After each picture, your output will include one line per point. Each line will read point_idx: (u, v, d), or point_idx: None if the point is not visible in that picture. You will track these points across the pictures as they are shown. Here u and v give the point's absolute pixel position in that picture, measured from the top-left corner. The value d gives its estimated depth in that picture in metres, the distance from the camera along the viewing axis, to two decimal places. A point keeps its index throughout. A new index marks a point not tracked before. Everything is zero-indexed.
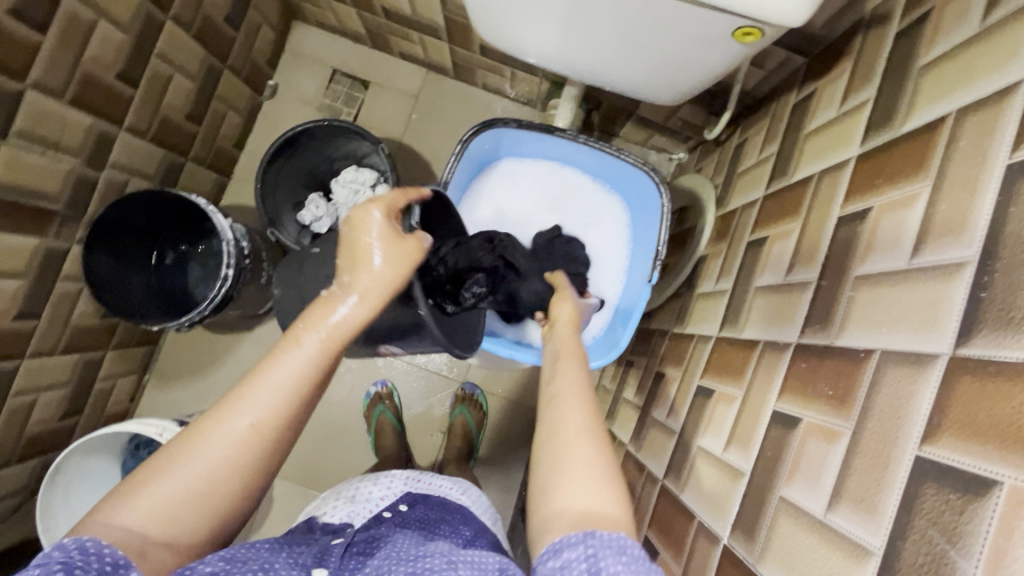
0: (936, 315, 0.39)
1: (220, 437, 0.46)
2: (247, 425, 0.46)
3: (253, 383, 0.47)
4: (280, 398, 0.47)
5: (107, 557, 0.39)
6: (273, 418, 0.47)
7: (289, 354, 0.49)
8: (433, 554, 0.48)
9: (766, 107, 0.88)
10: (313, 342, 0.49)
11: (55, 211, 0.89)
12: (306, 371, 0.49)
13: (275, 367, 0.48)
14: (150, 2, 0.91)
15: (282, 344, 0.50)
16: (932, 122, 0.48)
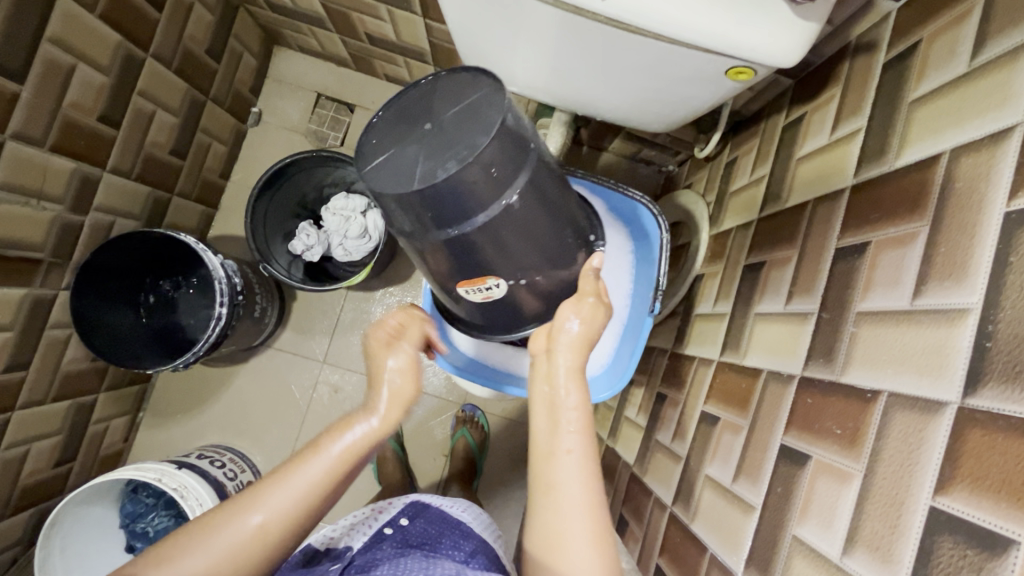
0: (941, 362, 0.40)
1: (229, 536, 0.47)
2: (257, 524, 0.48)
3: (272, 482, 0.50)
4: (291, 502, 0.49)
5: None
6: (282, 524, 0.49)
7: (304, 465, 0.51)
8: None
9: (755, 126, 0.88)
10: (331, 453, 0.52)
11: (41, 260, 0.87)
12: (318, 481, 0.50)
13: (295, 470, 0.50)
14: (129, 41, 0.89)
15: (304, 451, 0.52)
16: (926, 160, 0.49)
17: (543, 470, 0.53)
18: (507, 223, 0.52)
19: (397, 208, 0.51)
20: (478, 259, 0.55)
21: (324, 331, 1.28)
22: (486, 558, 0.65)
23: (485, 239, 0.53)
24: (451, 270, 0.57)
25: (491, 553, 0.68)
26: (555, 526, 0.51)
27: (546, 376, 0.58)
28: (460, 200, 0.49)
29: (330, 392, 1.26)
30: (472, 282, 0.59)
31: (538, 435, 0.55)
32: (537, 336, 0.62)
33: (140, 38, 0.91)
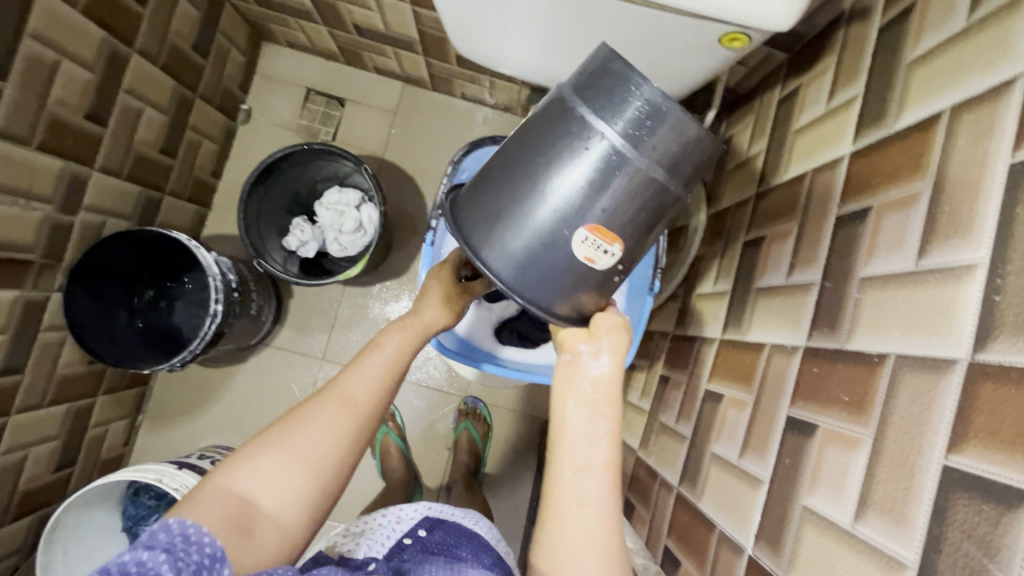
0: (949, 319, 0.39)
1: (324, 422, 0.51)
2: (340, 407, 0.52)
3: (350, 371, 0.54)
4: (372, 384, 0.54)
5: (206, 547, 0.43)
6: (373, 400, 0.54)
7: (373, 356, 0.56)
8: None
9: (749, 104, 0.88)
10: (391, 345, 0.57)
11: (31, 261, 0.85)
12: (389, 367, 0.56)
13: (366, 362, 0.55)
14: (114, 37, 0.88)
15: (366, 348, 0.57)
16: (926, 120, 0.48)
17: (559, 480, 0.49)
18: (668, 203, 0.52)
19: (636, 116, 0.49)
20: (633, 211, 0.51)
21: (322, 327, 1.27)
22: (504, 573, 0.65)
23: (655, 195, 0.51)
24: (595, 191, 0.51)
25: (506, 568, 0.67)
26: (567, 541, 0.48)
27: (581, 380, 0.53)
28: (684, 153, 0.50)
29: None
30: (602, 232, 0.52)
31: (570, 441, 0.51)
32: (572, 333, 0.56)
33: (125, 33, 0.90)
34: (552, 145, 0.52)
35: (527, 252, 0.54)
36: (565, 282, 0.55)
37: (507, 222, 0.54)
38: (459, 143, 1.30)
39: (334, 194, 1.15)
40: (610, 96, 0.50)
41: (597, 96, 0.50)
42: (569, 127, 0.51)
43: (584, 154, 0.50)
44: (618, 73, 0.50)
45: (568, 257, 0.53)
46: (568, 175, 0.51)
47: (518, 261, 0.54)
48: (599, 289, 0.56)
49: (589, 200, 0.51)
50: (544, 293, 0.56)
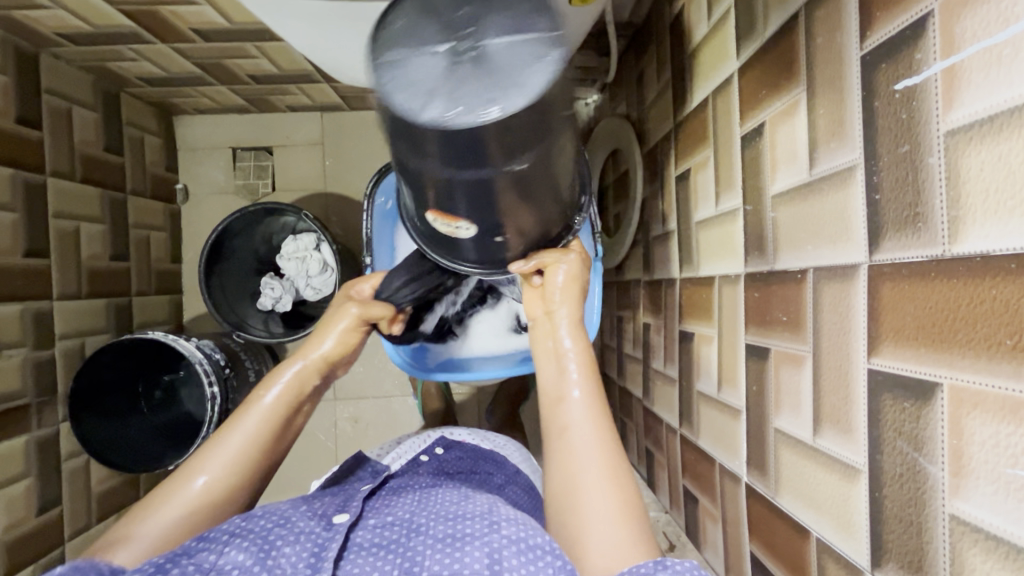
0: (846, 225, 0.39)
1: (178, 498, 0.53)
2: (201, 486, 0.54)
3: (209, 448, 0.57)
4: (230, 459, 0.56)
5: (101, 568, 0.46)
6: (231, 475, 0.56)
7: (246, 416, 0.59)
8: (473, 515, 0.50)
9: (648, 32, 0.85)
10: (262, 410, 0.60)
11: (27, 402, 0.89)
12: (257, 433, 0.59)
13: (232, 430, 0.58)
14: (23, 170, 0.89)
15: (239, 411, 0.60)
16: (788, 23, 0.47)
17: (555, 413, 0.58)
18: (501, 182, 0.51)
19: (436, 124, 0.46)
20: (465, 205, 0.54)
21: None
22: (518, 489, 0.69)
23: (510, 179, 0.52)
24: (449, 203, 0.54)
25: (522, 483, 0.71)
26: (569, 455, 0.54)
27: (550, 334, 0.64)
28: (487, 139, 0.47)
29: (351, 424, 1.26)
30: (442, 215, 0.57)
31: (547, 383, 0.60)
32: (532, 296, 0.68)
33: (33, 163, 0.91)
34: (411, 179, 0.55)
35: (439, 241, 0.64)
36: (485, 253, 0.63)
37: (436, 237, 0.63)
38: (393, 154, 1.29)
39: (290, 244, 1.16)
40: (408, 129, 0.48)
41: (399, 130, 0.49)
42: (405, 169, 0.53)
43: (438, 181, 0.51)
44: (399, 110, 0.46)
45: (441, 235, 0.61)
46: (436, 200, 0.55)
47: (460, 251, 0.64)
48: (509, 245, 0.62)
49: (443, 200, 0.54)
50: (478, 259, 0.65)
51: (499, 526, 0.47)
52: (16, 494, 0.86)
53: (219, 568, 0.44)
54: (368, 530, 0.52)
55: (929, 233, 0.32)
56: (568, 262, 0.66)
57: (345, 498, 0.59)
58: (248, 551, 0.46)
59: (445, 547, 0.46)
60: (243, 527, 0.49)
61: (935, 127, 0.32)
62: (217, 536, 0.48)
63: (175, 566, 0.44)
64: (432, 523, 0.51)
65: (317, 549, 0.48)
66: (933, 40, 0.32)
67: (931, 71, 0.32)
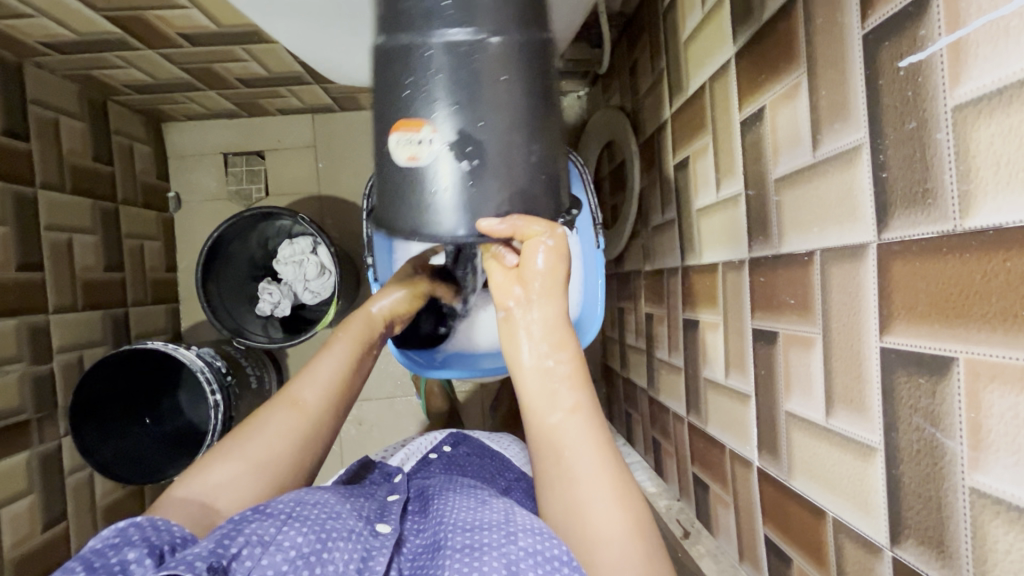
0: (853, 204, 0.39)
1: (275, 423, 0.58)
2: (298, 405, 0.59)
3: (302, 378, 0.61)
4: (321, 388, 0.61)
5: (175, 532, 0.47)
6: (320, 402, 0.60)
7: (327, 355, 0.64)
8: (491, 524, 0.50)
9: (641, 22, 0.85)
10: (341, 345, 0.65)
11: (27, 418, 0.88)
12: (341, 365, 0.63)
13: (317, 367, 0.62)
14: (13, 183, 0.87)
15: (322, 350, 0.64)
16: (784, 6, 0.47)
17: (534, 421, 0.53)
18: (479, 58, 0.51)
19: None
20: (438, 92, 0.51)
21: None
22: (527, 487, 0.69)
23: (486, 57, 0.51)
24: (420, 98, 0.51)
25: (530, 481, 0.70)
26: (568, 478, 0.50)
27: (521, 333, 0.56)
28: (466, 0, 0.50)
29: (356, 426, 1.25)
30: (407, 125, 0.52)
31: (534, 397, 0.54)
32: (506, 291, 0.58)
33: (22, 175, 0.89)
34: (388, 82, 0.53)
35: (400, 199, 0.55)
36: (457, 199, 0.53)
37: (402, 184, 0.54)
38: None
39: (287, 248, 1.14)
40: (393, 8, 0.52)
41: (384, 22, 0.53)
42: (381, 66, 0.53)
43: (412, 59, 0.51)
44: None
45: (401, 167, 0.54)
46: (409, 98, 0.52)
47: (423, 201, 0.54)
48: (479, 184, 0.53)
49: (409, 92, 0.52)
50: (440, 214, 0.53)
51: (515, 537, 0.47)
52: (20, 511, 0.85)
53: (278, 544, 0.45)
54: (406, 556, 0.52)
55: (939, 209, 0.33)
56: (552, 237, 0.54)
57: (380, 504, 0.58)
58: (306, 535, 0.46)
59: (463, 557, 0.46)
60: (299, 510, 0.48)
61: (941, 102, 0.32)
62: (274, 512, 0.47)
63: (240, 536, 0.44)
64: (451, 534, 0.50)
65: (365, 554, 0.48)
66: (938, 16, 0.32)
67: (936, 47, 0.32)
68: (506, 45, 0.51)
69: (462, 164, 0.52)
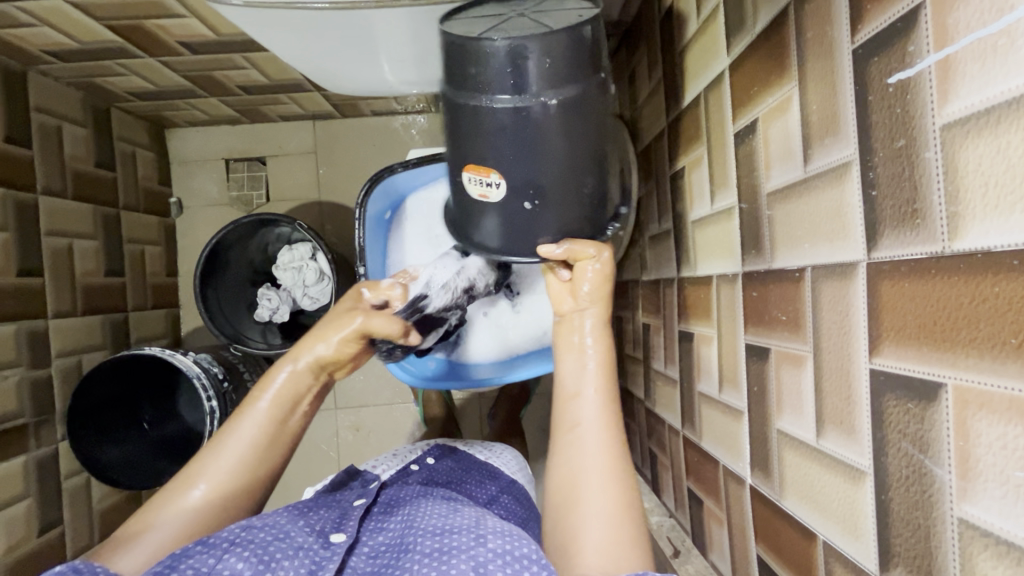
0: (843, 222, 0.38)
1: (176, 509, 0.55)
2: (200, 492, 0.56)
3: (212, 453, 0.58)
4: (232, 465, 0.58)
5: (97, 574, 0.46)
6: (233, 480, 0.57)
7: (242, 420, 0.60)
8: (460, 529, 0.48)
9: (639, 31, 0.85)
10: (262, 409, 0.60)
11: (25, 422, 0.88)
12: (252, 441, 0.59)
13: (229, 437, 0.59)
14: (14, 190, 0.88)
15: (234, 417, 0.60)
16: (776, 18, 0.46)
17: (569, 408, 0.58)
18: (539, 116, 0.53)
19: (484, 49, 0.51)
20: (503, 145, 0.54)
21: None
22: (513, 499, 0.68)
23: (547, 116, 0.53)
24: (484, 148, 0.55)
25: (517, 493, 0.69)
26: (574, 463, 0.54)
27: (575, 332, 0.62)
28: (525, 60, 0.51)
29: (353, 433, 1.25)
30: (477, 169, 0.57)
31: (566, 376, 0.60)
32: (561, 300, 0.64)
33: (23, 182, 0.90)
34: (458, 128, 0.56)
35: (472, 220, 0.62)
36: (519, 232, 0.59)
37: (471, 218, 0.62)
38: (386, 160, 1.28)
39: (286, 254, 1.15)
40: (464, 62, 0.52)
41: (452, 74, 0.54)
42: (450, 110, 0.56)
43: (480, 115, 0.54)
44: (455, 41, 0.52)
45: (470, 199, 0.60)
46: (473, 150, 0.56)
47: (489, 234, 0.61)
48: (538, 221, 0.58)
49: (471, 143, 0.56)
50: (500, 243, 0.61)
51: (484, 542, 0.46)
52: (16, 516, 0.85)
53: (218, 572, 0.44)
54: (363, 557, 0.52)
55: (927, 230, 0.32)
56: (600, 262, 0.60)
57: (342, 512, 0.57)
58: (248, 560, 0.45)
59: (431, 560, 0.45)
60: (243, 535, 0.48)
61: (930, 120, 0.31)
62: (216, 542, 0.46)
63: (175, 571, 0.43)
64: (420, 538, 0.48)
65: (314, 566, 0.48)
66: (926, 31, 0.31)
67: (924, 64, 0.31)
68: (557, 102, 0.52)
69: (523, 205, 0.57)
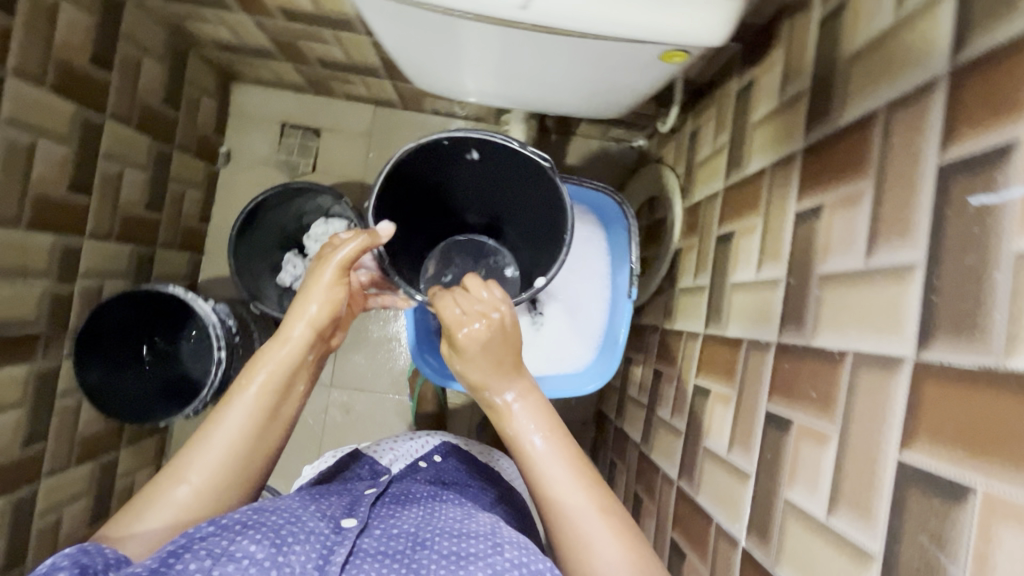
0: (897, 318, 0.41)
1: (165, 505, 0.53)
2: (188, 489, 0.55)
3: (200, 444, 0.57)
4: (219, 456, 0.57)
5: (107, 555, 0.46)
6: (220, 471, 0.56)
7: (230, 409, 0.59)
8: (477, 535, 0.50)
9: (711, 95, 0.88)
10: (250, 395, 0.60)
11: (38, 333, 0.89)
12: (244, 426, 0.58)
13: (218, 427, 0.58)
14: (85, 108, 0.90)
15: (223, 405, 0.59)
16: (863, 117, 0.49)
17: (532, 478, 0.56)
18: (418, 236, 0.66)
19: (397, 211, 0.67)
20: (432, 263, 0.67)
21: None
22: (510, 506, 0.69)
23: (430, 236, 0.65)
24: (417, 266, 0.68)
25: (515, 501, 0.71)
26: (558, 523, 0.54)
27: (495, 387, 0.60)
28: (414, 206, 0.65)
29: (342, 413, 1.25)
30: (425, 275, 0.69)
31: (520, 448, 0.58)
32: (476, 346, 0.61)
33: (96, 102, 0.92)
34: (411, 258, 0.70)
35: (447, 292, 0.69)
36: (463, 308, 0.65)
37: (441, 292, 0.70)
38: None
39: (320, 227, 1.18)
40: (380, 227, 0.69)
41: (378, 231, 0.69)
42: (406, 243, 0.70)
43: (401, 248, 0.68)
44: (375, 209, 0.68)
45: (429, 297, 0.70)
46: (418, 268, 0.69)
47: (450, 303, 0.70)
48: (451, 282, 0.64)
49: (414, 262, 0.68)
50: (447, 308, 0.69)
51: (502, 551, 0.47)
52: (7, 423, 0.85)
53: (230, 555, 0.44)
54: (374, 538, 0.51)
55: (985, 341, 0.34)
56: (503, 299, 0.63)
57: (351, 501, 0.58)
58: (260, 544, 0.45)
59: (450, 564, 0.46)
60: (255, 519, 0.48)
61: (1007, 243, 0.34)
62: (228, 524, 0.47)
63: (187, 553, 0.43)
64: (437, 538, 0.50)
65: (325, 552, 0.47)
66: (1016, 166, 0.34)
67: (1009, 195, 0.34)
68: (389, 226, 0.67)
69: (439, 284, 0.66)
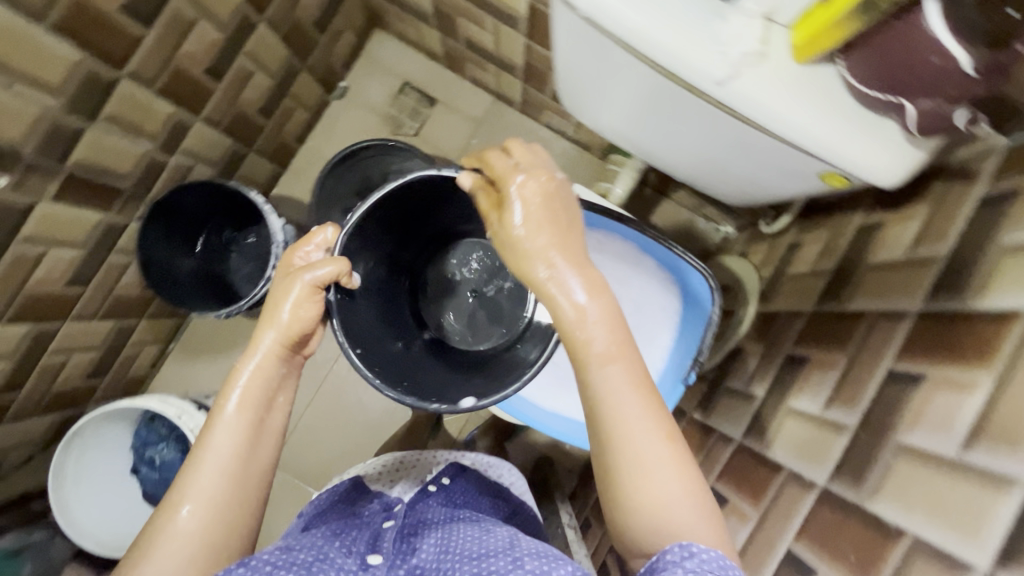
0: (977, 525, 0.43)
1: (169, 534, 0.51)
2: (189, 509, 0.52)
3: (192, 468, 0.53)
4: (217, 476, 0.53)
5: None
6: (222, 486, 0.53)
7: (217, 430, 0.54)
8: (496, 551, 0.50)
9: (827, 217, 0.85)
10: (232, 414, 0.54)
11: (122, 188, 0.92)
12: (235, 442, 0.54)
13: (208, 451, 0.53)
14: (248, 5, 0.92)
15: (208, 428, 0.55)
16: (1001, 311, 0.48)
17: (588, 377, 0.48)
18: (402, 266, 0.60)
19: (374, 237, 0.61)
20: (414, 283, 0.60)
21: None
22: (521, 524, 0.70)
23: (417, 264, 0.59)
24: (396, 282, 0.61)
25: (523, 520, 0.71)
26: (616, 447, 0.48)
27: (542, 262, 0.49)
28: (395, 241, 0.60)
29: None
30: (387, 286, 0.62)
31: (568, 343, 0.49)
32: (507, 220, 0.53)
33: (259, 3, 0.95)
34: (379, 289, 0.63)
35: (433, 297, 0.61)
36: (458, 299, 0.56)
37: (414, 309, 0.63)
38: None
39: None
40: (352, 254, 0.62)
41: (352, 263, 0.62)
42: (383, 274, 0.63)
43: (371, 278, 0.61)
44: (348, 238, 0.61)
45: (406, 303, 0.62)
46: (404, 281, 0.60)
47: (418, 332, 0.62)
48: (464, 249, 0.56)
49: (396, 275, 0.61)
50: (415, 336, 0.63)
51: (521, 564, 0.46)
52: (62, 259, 0.87)
53: None
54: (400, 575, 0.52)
55: None
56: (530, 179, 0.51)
57: (371, 536, 0.59)
58: None
59: None
60: (285, 559, 0.48)
61: None
62: (258, 566, 0.46)
63: None
64: (456, 564, 0.49)
65: None
66: None
67: None
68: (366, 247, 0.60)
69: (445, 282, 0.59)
